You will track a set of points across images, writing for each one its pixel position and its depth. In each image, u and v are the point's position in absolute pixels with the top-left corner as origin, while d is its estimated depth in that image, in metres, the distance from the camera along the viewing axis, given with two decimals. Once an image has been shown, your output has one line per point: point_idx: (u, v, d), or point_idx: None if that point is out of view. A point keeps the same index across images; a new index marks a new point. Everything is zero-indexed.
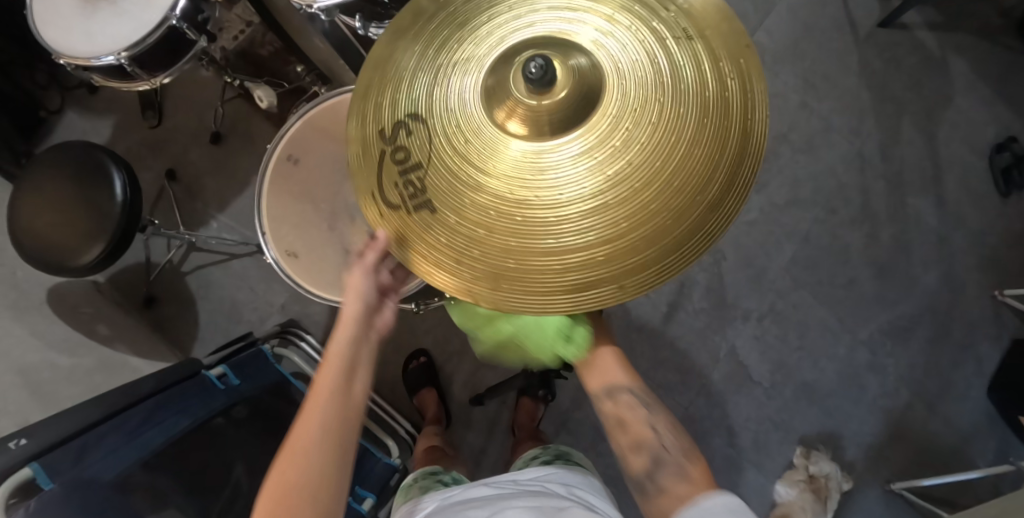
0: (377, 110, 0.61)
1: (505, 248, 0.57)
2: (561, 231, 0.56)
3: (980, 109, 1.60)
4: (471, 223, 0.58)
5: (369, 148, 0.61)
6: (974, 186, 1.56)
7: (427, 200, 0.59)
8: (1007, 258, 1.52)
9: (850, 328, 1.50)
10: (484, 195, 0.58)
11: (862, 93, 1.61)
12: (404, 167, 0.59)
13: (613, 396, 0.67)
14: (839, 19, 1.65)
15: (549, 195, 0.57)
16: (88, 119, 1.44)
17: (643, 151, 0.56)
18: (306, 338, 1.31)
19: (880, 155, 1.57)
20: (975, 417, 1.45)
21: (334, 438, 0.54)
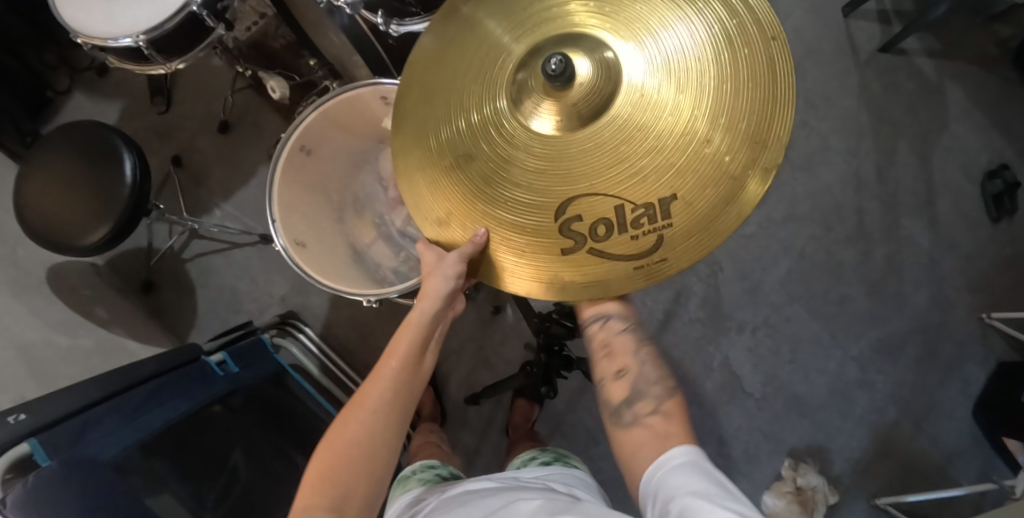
0: (496, 217, 0.64)
1: (618, 227, 0.60)
2: (658, 185, 0.59)
3: (973, 136, 1.64)
4: (577, 224, 0.61)
5: (522, 238, 0.63)
6: (966, 210, 1.60)
7: (607, 206, 0.60)
8: (996, 282, 1.56)
9: (841, 344, 1.52)
10: (627, 162, 0.59)
11: (861, 115, 1.64)
12: (566, 216, 0.61)
13: (605, 323, 0.73)
14: (842, 41, 1.68)
15: (626, 169, 0.59)
16: (96, 102, 1.44)
17: (676, 48, 0.60)
18: (305, 330, 1.31)
19: (877, 176, 1.61)
20: (960, 437, 1.47)
21: (401, 401, 0.69)
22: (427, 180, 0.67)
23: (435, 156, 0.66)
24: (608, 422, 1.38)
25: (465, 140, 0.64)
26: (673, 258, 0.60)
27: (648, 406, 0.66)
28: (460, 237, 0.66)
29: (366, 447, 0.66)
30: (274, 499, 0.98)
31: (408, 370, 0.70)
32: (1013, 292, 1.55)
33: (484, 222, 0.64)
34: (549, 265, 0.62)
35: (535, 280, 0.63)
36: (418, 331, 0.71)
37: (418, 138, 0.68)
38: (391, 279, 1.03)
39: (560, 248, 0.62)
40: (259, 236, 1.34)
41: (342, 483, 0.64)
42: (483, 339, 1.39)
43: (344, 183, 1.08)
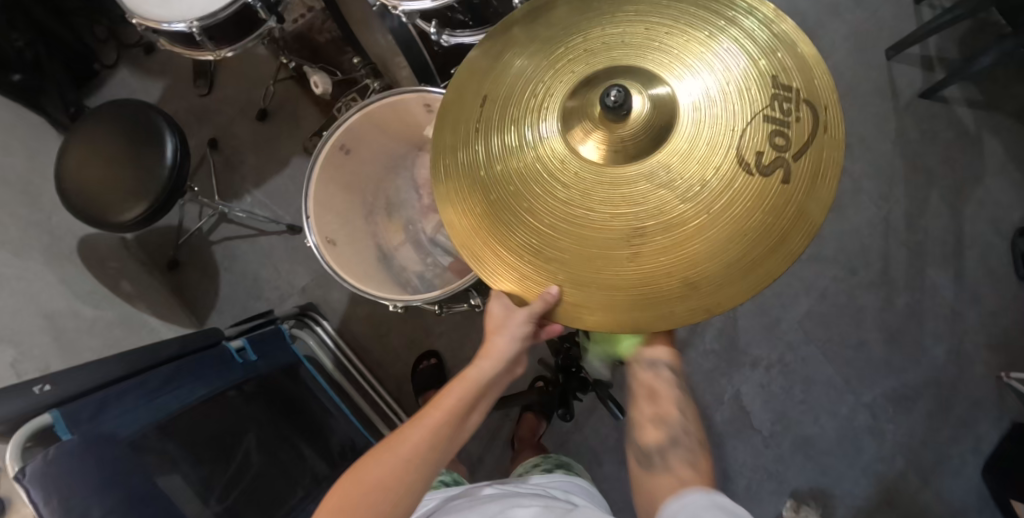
0: (724, 224, 0.60)
1: (789, 133, 0.60)
2: (760, 108, 0.61)
3: (1009, 191, 1.62)
4: (764, 166, 0.60)
5: (763, 208, 0.60)
6: (994, 265, 1.58)
7: (763, 134, 0.60)
8: (1018, 342, 1.53)
9: (854, 390, 1.51)
10: (736, 127, 0.60)
11: (895, 160, 1.63)
12: (755, 166, 0.60)
13: (654, 369, 0.75)
14: (882, 84, 1.67)
15: (737, 129, 0.60)
16: (139, 79, 1.46)
17: (654, 49, 0.64)
18: (323, 323, 1.32)
19: (906, 224, 1.59)
20: (968, 496, 1.45)
21: (433, 457, 0.64)
22: (651, 281, 0.61)
23: (617, 258, 0.62)
24: (613, 445, 1.38)
25: (615, 214, 0.62)
26: (826, 107, 0.62)
27: (680, 457, 0.68)
28: (717, 269, 0.61)
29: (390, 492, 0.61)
30: (282, 488, 1.00)
31: (451, 426, 0.66)
32: None
33: (723, 237, 0.60)
34: (794, 193, 0.60)
35: (807, 204, 0.60)
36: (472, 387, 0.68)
37: (581, 271, 0.63)
38: (414, 283, 1.05)
39: (786, 188, 0.60)
40: (287, 226, 1.34)
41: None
42: None
43: (379, 186, 1.11)
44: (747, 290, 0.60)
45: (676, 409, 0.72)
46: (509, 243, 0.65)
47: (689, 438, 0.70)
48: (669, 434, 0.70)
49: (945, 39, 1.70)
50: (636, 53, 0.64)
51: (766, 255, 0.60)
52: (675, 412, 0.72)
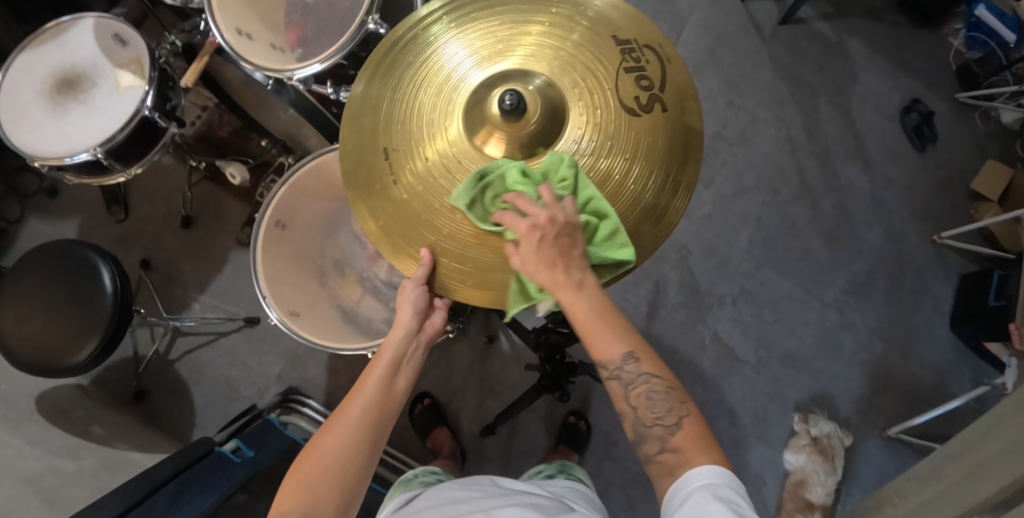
0: (644, 157, 0.71)
1: (648, 75, 0.72)
2: (614, 71, 0.72)
3: (882, 80, 1.81)
4: (643, 105, 0.71)
5: (666, 131, 0.72)
6: (894, 146, 1.76)
7: (632, 82, 0.72)
8: (936, 206, 1.73)
9: (816, 294, 1.61)
10: (609, 90, 0.71)
11: (779, 82, 1.76)
12: (639, 108, 0.71)
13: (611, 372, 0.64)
14: (744, 23, 1.80)
15: (609, 92, 0.71)
16: (28, 230, 1.37)
17: (509, 55, 0.72)
18: (308, 403, 1.30)
19: (807, 135, 1.73)
20: (945, 353, 1.62)
21: (377, 419, 0.75)
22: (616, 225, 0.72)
23: None
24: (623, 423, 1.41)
25: None
26: (660, 44, 0.74)
27: (655, 446, 0.63)
28: (653, 193, 0.72)
29: (342, 455, 0.71)
30: None
31: (384, 389, 0.77)
32: (954, 211, 1.73)
33: (648, 168, 0.71)
34: (674, 113, 0.73)
35: (688, 114, 0.74)
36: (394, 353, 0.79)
37: None
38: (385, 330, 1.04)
39: (668, 113, 0.72)
40: (245, 319, 1.34)
41: (313, 495, 0.68)
42: (485, 372, 1.41)
43: (322, 249, 1.09)
44: (677, 194, 0.74)
45: (629, 407, 0.65)
46: (479, 259, 0.73)
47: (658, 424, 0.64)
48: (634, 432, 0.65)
49: None
50: (501, 58, 0.72)
51: (678, 162, 0.73)
52: (627, 408, 0.65)
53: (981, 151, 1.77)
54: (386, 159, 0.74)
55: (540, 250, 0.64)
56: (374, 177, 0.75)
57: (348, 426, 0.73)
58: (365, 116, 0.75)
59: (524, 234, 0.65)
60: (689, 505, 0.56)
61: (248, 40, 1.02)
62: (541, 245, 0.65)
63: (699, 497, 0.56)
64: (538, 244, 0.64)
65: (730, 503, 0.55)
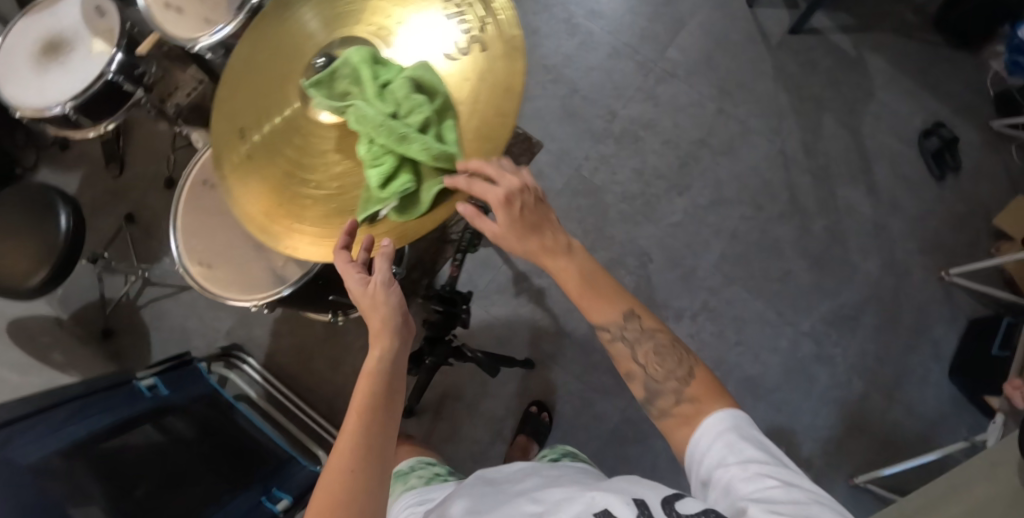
0: (474, 88, 0.65)
1: (466, 15, 0.68)
2: (433, 20, 0.69)
3: (904, 101, 1.70)
4: (460, 49, 0.67)
5: (484, 67, 0.65)
6: (906, 172, 1.65)
7: (449, 25, 0.68)
8: (950, 240, 1.61)
9: (790, 321, 1.49)
10: (427, 42, 0.69)
11: (780, 93, 1.67)
12: (454, 49, 0.67)
13: (614, 330, 0.61)
14: (751, 29, 1.72)
15: (428, 41, 0.69)
16: (39, 177, 1.55)
17: (342, 20, 0.73)
18: (249, 360, 1.38)
19: (804, 151, 1.62)
20: (935, 402, 1.49)
21: (374, 455, 0.58)
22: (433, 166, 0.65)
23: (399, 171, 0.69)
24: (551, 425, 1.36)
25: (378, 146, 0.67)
26: None
27: (669, 399, 0.60)
28: (485, 118, 0.64)
29: (362, 446, 0.57)
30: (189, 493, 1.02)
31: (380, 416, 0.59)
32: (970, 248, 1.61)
33: (478, 95, 0.64)
34: (495, 46, 0.66)
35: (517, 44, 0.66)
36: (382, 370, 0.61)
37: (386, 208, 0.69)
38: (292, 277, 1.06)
39: (487, 48, 0.66)
40: None
41: None
42: None
43: None
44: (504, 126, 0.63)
45: (635, 365, 0.62)
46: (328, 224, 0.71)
47: (662, 381, 0.61)
48: (641, 388, 0.62)
49: None
50: (347, 16, 0.73)
51: (500, 96, 0.64)
52: (633, 366, 0.62)
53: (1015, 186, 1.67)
54: (242, 138, 0.75)
55: (515, 220, 0.60)
56: (232, 156, 0.75)
57: (352, 420, 0.58)
58: (226, 99, 0.76)
59: (498, 200, 0.59)
60: (721, 450, 0.55)
61: (174, 11, 1.04)
62: (516, 210, 0.60)
63: (732, 440, 0.56)
64: (518, 213, 0.60)
65: (760, 444, 0.56)
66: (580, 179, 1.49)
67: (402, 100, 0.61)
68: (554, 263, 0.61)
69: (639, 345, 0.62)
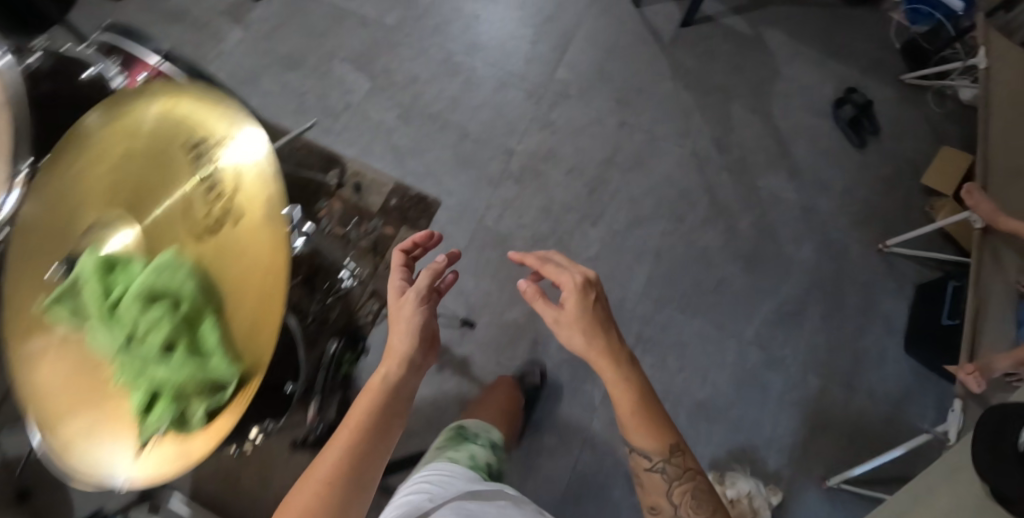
0: (233, 275, 0.65)
1: (224, 198, 0.67)
2: (195, 201, 0.68)
3: (813, 71, 1.74)
4: (221, 234, 0.66)
5: (241, 256, 0.66)
6: (822, 144, 1.66)
7: (208, 208, 0.67)
8: (881, 205, 1.63)
9: (732, 332, 1.42)
10: (190, 222, 0.67)
11: (683, 92, 1.60)
12: (212, 233, 0.66)
13: (647, 465, 0.75)
14: (642, 31, 1.66)
15: (192, 222, 0.67)
16: None
17: (98, 205, 0.67)
18: (173, 496, 1.27)
19: (716, 148, 1.55)
20: (895, 381, 1.45)
21: (379, 427, 0.64)
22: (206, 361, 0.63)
23: None
24: None
25: None
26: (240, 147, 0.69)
27: None
28: (248, 305, 0.65)
29: (360, 442, 0.62)
30: None
31: (394, 398, 0.67)
32: (903, 209, 1.64)
33: (240, 285, 0.65)
34: (252, 224, 0.66)
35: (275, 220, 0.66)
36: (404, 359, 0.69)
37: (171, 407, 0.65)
38: None
39: (245, 228, 0.66)
40: None
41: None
42: None
43: None
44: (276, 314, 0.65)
45: (666, 499, 0.76)
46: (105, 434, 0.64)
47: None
48: None
49: None
50: (76, 214, 0.66)
51: (270, 281, 0.65)
52: (662, 499, 0.76)
53: (928, 132, 1.76)
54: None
55: (591, 312, 0.72)
56: None
57: (368, 394, 0.67)
58: None
59: (575, 290, 0.74)
60: None
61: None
62: (589, 304, 0.73)
63: None
64: (590, 304, 0.73)
65: None
66: (485, 229, 1.40)
67: (138, 320, 0.60)
68: (614, 370, 0.72)
69: (669, 481, 0.75)
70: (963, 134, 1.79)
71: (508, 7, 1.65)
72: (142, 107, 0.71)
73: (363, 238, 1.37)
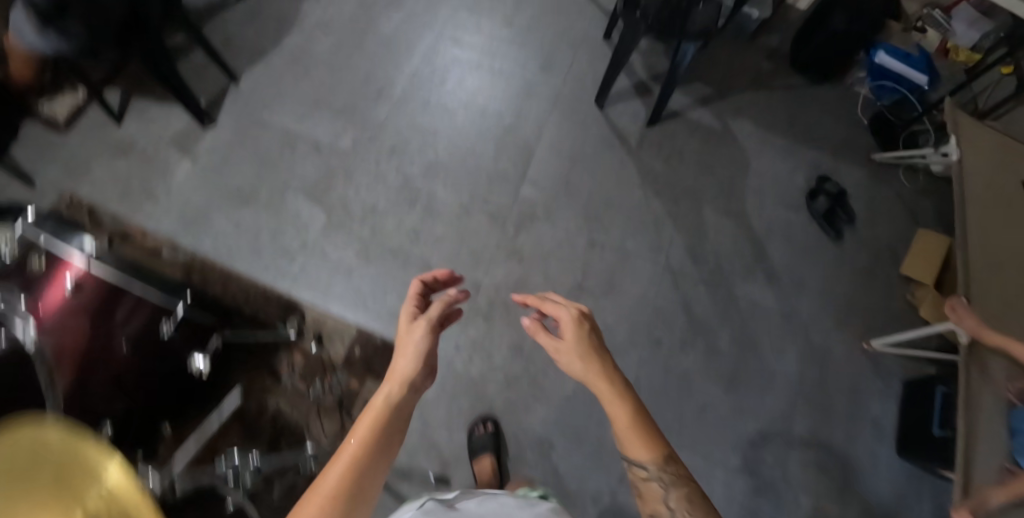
0: None
1: None
2: None
3: (784, 161, 1.70)
4: None
5: None
6: (798, 239, 1.61)
7: None
8: (861, 299, 1.59)
9: (717, 459, 1.37)
10: None
11: (653, 199, 1.55)
12: None
13: (642, 473, 0.75)
14: (607, 133, 1.61)
15: None
16: None
17: None
18: None
19: (690, 258, 1.51)
20: (890, 494, 1.39)
21: (384, 436, 0.71)
22: None
23: None
24: None
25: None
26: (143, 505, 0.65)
27: None
28: None
29: (367, 447, 0.69)
30: None
31: (399, 411, 0.75)
32: (883, 301, 1.60)
33: None
34: None
35: None
36: (406, 378, 0.77)
37: None
38: None
39: None
40: None
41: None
42: None
43: None
44: None
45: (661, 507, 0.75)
46: None
47: None
48: None
49: (648, 56, 1.73)
50: None
51: None
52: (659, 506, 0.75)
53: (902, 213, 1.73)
54: None
55: (585, 338, 0.82)
56: None
57: (369, 413, 0.73)
58: None
59: (570, 320, 0.84)
60: None
61: None
62: (583, 332, 0.83)
63: None
64: (584, 332, 0.83)
65: None
66: (455, 373, 1.34)
67: None
68: (615, 384, 0.78)
69: (667, 495, 0.74)
70: (939, 210, 1.76)
71: (466, 120, 1.59)
72: (40, 438, 0.60)
73: (327, 395, 1.32)
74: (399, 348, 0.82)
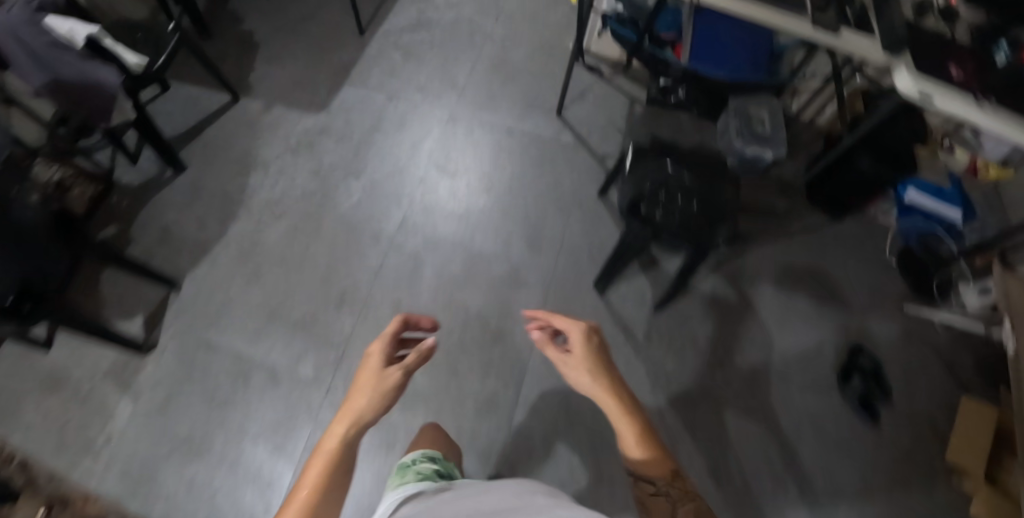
0: None
1: None
2: None
3: (810, 331, 1.50)
4: None
5: None
6: (830, 432, 1.40)
7: None
8: (909, 498, 1.35)
9: None
10: None
11: (665, 410, 1.36)
12: None
13: (649, 489, 0.71)
14: (609, 329, 1.42)
15: None
16: None
17: None
18: None
19: (712, 481, 1.32)
20: None
21: (348, 460, 0.66)
22: None
23: None
24: None
25: None
26: None
27: None
28: None
29: (328, 486, 0.63)
30: None
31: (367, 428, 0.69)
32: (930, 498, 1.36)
33: None
34: None
35: None
36: (376, 400, 0.70)
37: None
38: None
39: None
40: None
41: None
42: None
43: None
44: None
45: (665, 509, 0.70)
46: None
47: None
48: None
49: None
50: None
51: None
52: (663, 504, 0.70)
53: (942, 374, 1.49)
54: None
55: (592, 350, 0.80)
56: None
57: (339, 431, 0.67)
58: None
59: (580, 335, 0.83)
60: None
61: None
62: (591, 345, 0.82)
63: None
64: (591, 347, 0.81)
65: None
66: None
67: None
68: (620, 401, 0.75)
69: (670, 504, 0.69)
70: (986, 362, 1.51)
71: (445, 325, 1.37)
72: None
73: None
74: (368, 364, 0.75)
